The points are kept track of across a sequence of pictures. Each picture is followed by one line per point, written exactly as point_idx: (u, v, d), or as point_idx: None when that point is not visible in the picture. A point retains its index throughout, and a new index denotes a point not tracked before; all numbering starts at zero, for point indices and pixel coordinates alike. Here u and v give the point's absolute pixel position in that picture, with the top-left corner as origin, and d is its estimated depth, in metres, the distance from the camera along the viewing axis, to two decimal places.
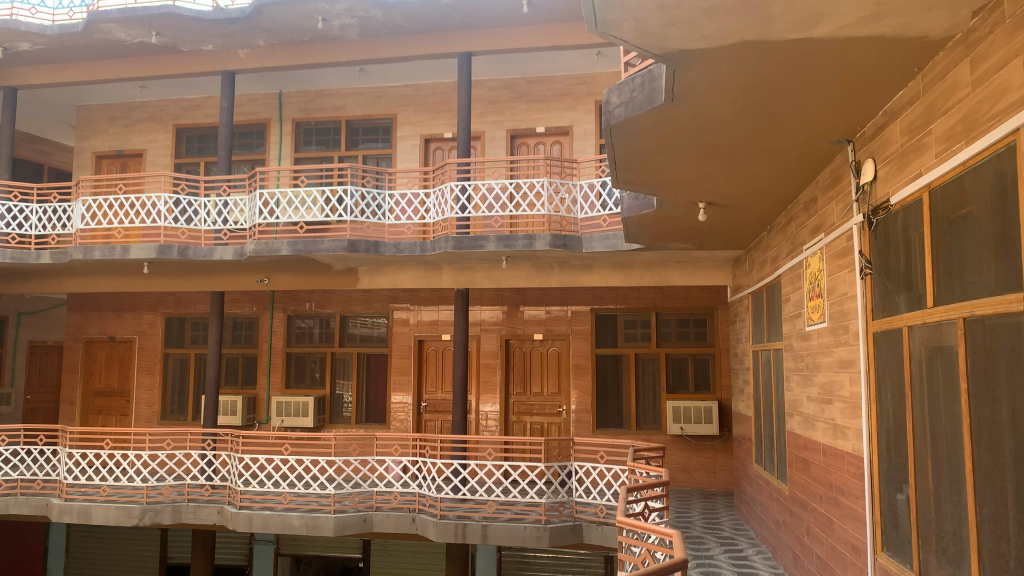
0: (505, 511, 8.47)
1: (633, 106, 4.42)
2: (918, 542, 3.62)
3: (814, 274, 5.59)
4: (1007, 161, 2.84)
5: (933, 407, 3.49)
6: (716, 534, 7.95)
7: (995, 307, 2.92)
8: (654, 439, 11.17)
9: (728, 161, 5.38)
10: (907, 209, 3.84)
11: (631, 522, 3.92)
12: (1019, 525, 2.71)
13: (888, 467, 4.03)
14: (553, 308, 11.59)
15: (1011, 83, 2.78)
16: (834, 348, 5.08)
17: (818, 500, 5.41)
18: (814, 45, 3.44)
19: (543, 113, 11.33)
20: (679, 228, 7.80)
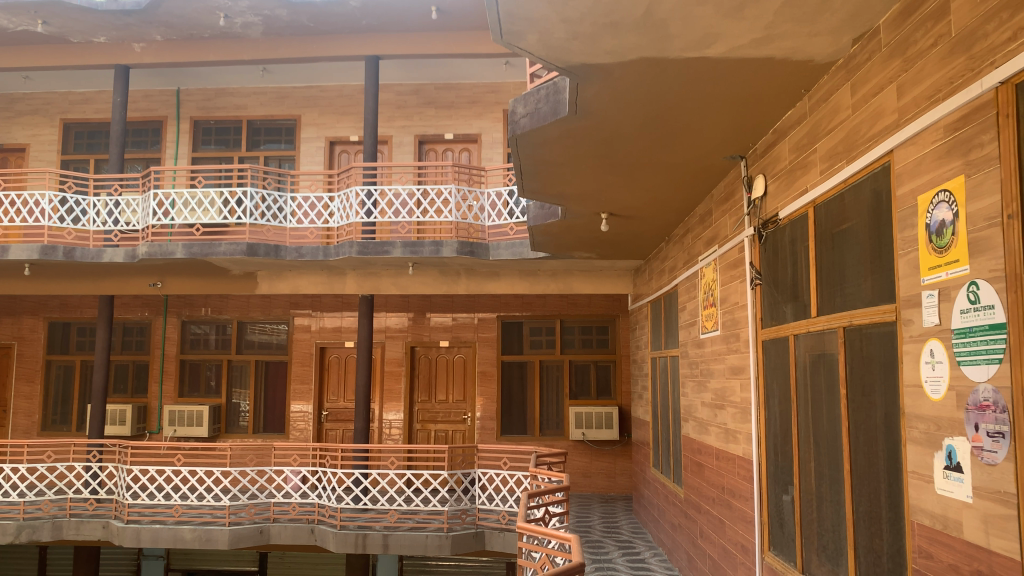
0: (407, 520, 8.38)
1: (538, 116, 4.48)
2: (802, 540, 3.79)
3: (709, 284, 5.79)
4: (883, 181, 3.03)
5: (816, 412, 3.66)
6: (614, 537, 8.11)
7: (871, 317, 3.10)
8: (557, 445, 11.32)
9: (629, 173, 5.51)
10: (794, 224, 4.03)
11: (531, 527, 3.93)
12: (892, 522, 2.88)
13: (776, 469, 4.21)
14: (460, 315, 11.57)
15: (886, 107, 2.97)
16: (726, 355, 5.28)
17: (710, 502, 5.59)
18: (710, 64, 3.58)
19: (452, 120, 11.33)
20: (583, 238, 7.94)
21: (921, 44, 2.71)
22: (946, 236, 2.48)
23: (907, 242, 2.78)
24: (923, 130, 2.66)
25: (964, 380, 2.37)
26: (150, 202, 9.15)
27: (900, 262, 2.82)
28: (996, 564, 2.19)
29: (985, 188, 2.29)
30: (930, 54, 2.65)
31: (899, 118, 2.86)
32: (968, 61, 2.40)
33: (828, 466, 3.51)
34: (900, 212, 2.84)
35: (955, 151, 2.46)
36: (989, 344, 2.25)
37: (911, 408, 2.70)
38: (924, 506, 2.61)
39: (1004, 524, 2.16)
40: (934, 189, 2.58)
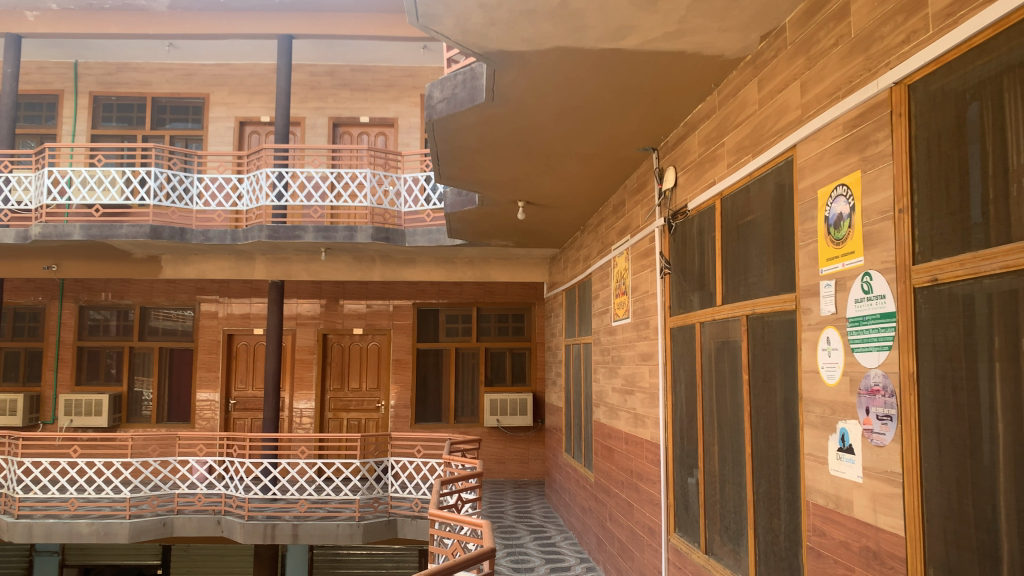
0: (317, 510, 8.24)
1: (455, 102, 4.45)
2: (705, 521, 3.92)
3: (621, 273, 5.89)
4: (786, 174, 3.14)
5: (720, 397, 3.78)
6: (526, 522, 8.21)
7: (772, 306, 3.21)
8: (471, 432, 11.36)
9: (545, 162, 5.54)
10: (702, 214, 4.14)
11: (443, 514, 3.91)
12: (789, 502, 3.01)
13: (682, 452, 4.33)
14: (375, 302, 11.42)
15: (790, 103, 3.08)
16: (636, 342, 5.39)
17: (619, 486, 5.73)
18: (624, 56, 3.63)
19: (368, 104, 11.15)
20: (499, 226, 7.96)
21: (823, 43, 2.81)
22: (843, 229, 2.59)
23: (807, 234, 2.89)
24: (823, 127, 2.77)
25: (858, 366, 2.48)
26: (44, 180, 8.66)
27: (800, 253, 2.93)
28: (883, 540, 2.31)
29: (879, 183, 2.40)
30: (831, 53, 2.76)
31: (801, 114, 2.97)
32: (866, 61, 2.51)
33: (731, 450, 3.63)
34: (801, 205, 2.95)
35: (852, 147, 2.57)
36: (881, 332, 2.37)
37: (809, 392, 2.82)
38: (819, 487, 2.73)
39: (891, 501, 2.28)
40: (833, 184, 2.69)
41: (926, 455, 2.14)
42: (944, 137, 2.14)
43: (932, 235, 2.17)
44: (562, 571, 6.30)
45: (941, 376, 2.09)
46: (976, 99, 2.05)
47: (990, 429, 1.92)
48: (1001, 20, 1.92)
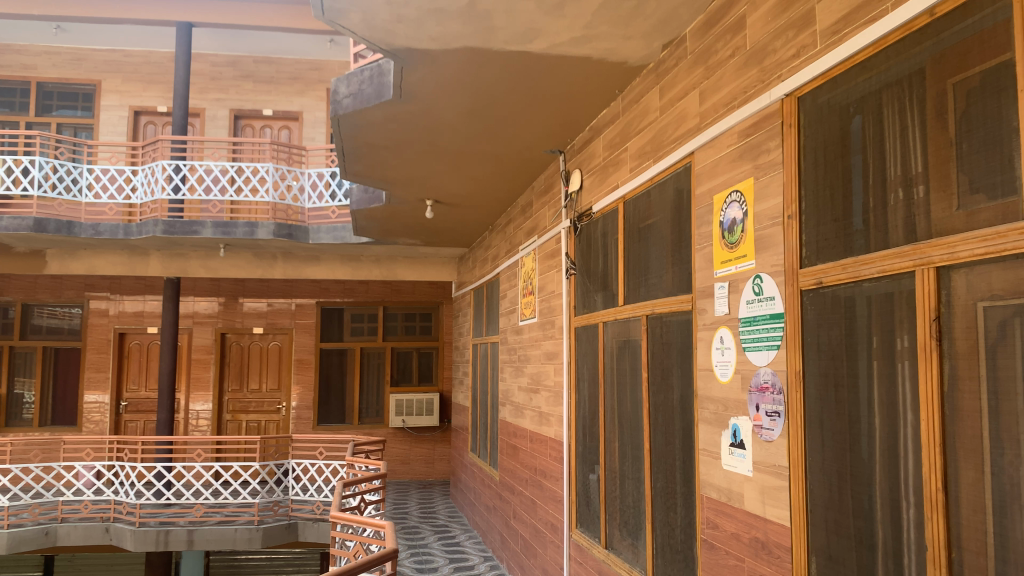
0: (214, 514, 7.96)
1: (362, 98, 4.39)
2: (605, 516, 4.01)
3: (528, 273, 5.95)
4: (684, 180, 3.24)
5: (621, 394, 3.88)
6: (430, 523, 8.19)
7: (670, 306, 3.32)
8: (376, 433, 11.24)
9: (452, 161, 5.53)
10: (606, 217, 4.22)
11: (345, 516, 3.84)
12: (685, 496, 3.11)
13: (584, 449, 4.42)
14: (276, 301, 11.13)
15: (689, 111, 3.19)
16: (541, 341, 5.46)
17: (523, 484, 5.79)
18: (530, 59, 3.67)
19: (271, 96, 10.87)
20: (407, 224, 7.90)
21: (721, 54, 2.92)
22: (736, 233, 2.70)
23: (703, 237, 3.00)
24: (720, 135, 2.88)
25: (748, 364, 2.60)
26: None
27: (696, 256, 3.04)
28: (771, 531, 2.42)
29: (770, 190, 2.52)
30: (728, 64, 2.87)
31: (700, 122, 3.07)
32: (760, 73, 2.62)
33: (631, 447, 3.72)
34: (698, 209, 3.06)
35: (746, 155, 2.69)
36: (770, 332, 2.48)
37: (703, 389, 2.92)
38: (712, 480, 2.83)
39: (778, 493, 2.39)
40: (728, 189, 2.80)
41: (810, 450, 2.26)
42: (829, 148, 2.26)
43: (818, 240, 2.29)
44: (465, 570, 6.31)
45: (825, 375, 2.21)
46: (858, 113, 2.16)
47: (867, 424, 2.04)
48: (881, 38, 2.03)
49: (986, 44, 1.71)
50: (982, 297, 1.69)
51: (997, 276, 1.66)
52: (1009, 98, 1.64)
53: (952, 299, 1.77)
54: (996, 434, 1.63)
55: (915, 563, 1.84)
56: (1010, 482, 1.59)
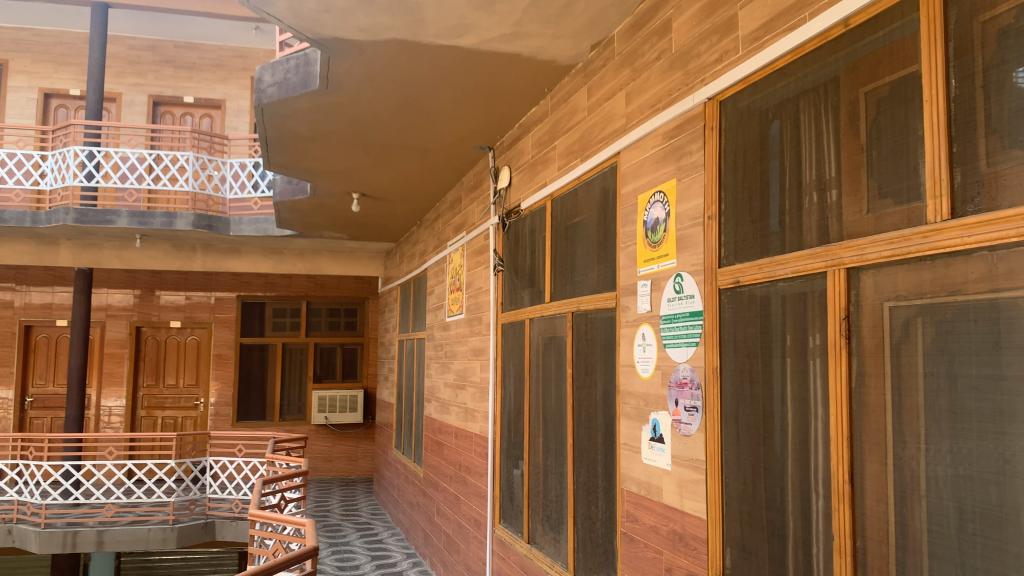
0: (126, 514, 7.68)
1: (287, 87, 4.29)
2: (529, 511, 4.04)
3: (456, 269, 5.94)
4: (610, 179, 3.29)
5: (546, 389, 3.91)
6: (353, 520, 8.09)
7: (595, 303, 3.36)
8: (297, 430, 11.05)
9: (379, 154, 5.47)
10: (534, 214, 4.25)
11: (264, 514, 3.75)
12: (606, 490, 3.16)
13: (509, 445, 4.44)
14: (195, 294, 10.79)
15: (616, 112, 3.24)
16: (468, 337, 5.46)
17: (447, 480, 5.78)
18: (460, 54, 3.66)
19: (193, 83, 10.53)
20: (332, 217, 7.78)
21: (647, 57, 2.97)
22: (659, 232, 2.77)
23: (628, 236, 3.05)
24: (645, 136, 2.93)
25: (669, 360, 2.66)
26: None
27: (620, 255, 3.09)
28: (688, 523, 2.49)
29: (692, 191, 2.59)
30: (654, 66, 2.92)
31: (626, 122, 3.12)
32: (684, 76, 2.68)
33: (554, 441, 3.76)
34: (623, 209, 3.10)
35: (669, 156, 2.75)
36: (689, 329, 2.55)
37: (625, 385, 2.97)
38: (632, 474, 2.89)
39: (695, 487, 2.46)
40: (651, 190, 2.86)
41: (726, 444, 2.33)
42: (749, 151, 2.33)
43: (736, 241, 2.36)
44: (388, 568, 6.25)
45: (740, 371, 2.28)
46: (776, 119, 2.23)
47: (780, 419, 2.11)
48: (799, 47, 2.11)
49: (895, 56, 1.79)
50: (888, 297, 1.76)
51: (901, 277, 1.73)
52: (916, 107, 1.72)
53: (861, 299, 1.85)
54: (898, 428, 1.71)
55: (823, 553, 1.92)
56: (910, 472, 1.67)
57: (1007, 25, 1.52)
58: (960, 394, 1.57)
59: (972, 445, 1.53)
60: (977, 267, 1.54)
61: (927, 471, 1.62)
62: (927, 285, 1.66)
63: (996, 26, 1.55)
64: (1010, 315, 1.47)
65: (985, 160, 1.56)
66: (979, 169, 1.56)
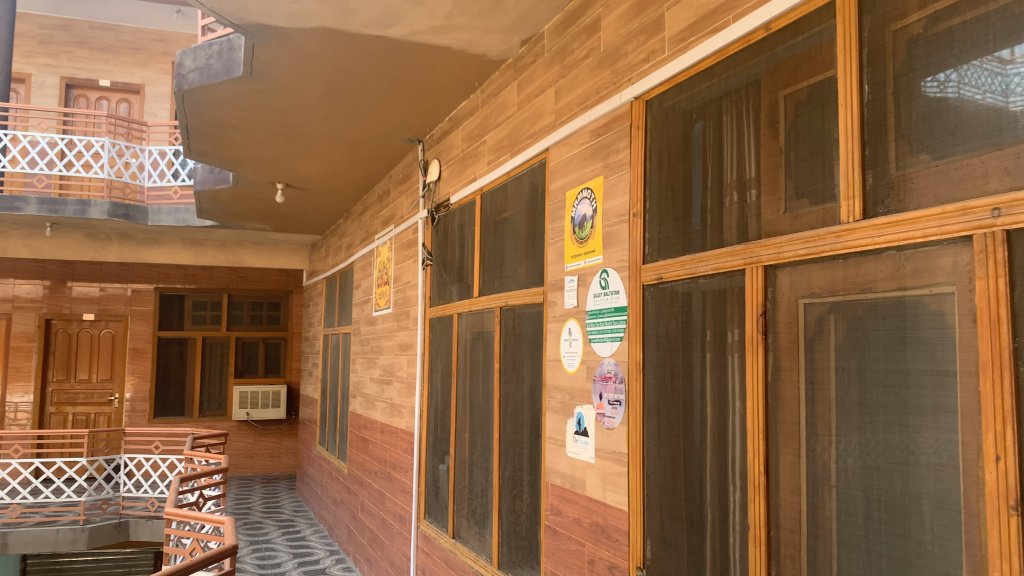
0: (32, 514, 7.35)
1: (209, 74, 4.16)
2: (454, 505, 4.03)
3: (383, 263, 5.88)
4: (539, 175, 3.30)
5: (473, 383, 3.91)
6: (274, 517, 7.93)
7: (523, 297, 3.37)
8: (218, 426, 10.78)
9: (306, 144, 5.36)
10: (463, 208, 4.24)
11: (181, 513, 3.62)
12: (531, 484, 3.18)
13: (435, 440, 4.42)
14: (110, 285, 10.35)
15: (545, 108, 3.26)
16: (395, 332, 5.41)
17: (371, 476, 5.73)
18: (390, 44, 3.62)
19: (109, 66, 10.13)
20: (255, 208, 7.60)
21: (576, 55, 3.00)
22: (586, 229, 2.80)
23: (555, 232, 3.07)
24: (573, 133, 2.96)
25: (594, 354, 2.69)
26: None
27: (549, 250, 3.10)
28: (610, 515, 2.52)
29: (618, 188, 2.63)
30: (583, 64, 2.95)
31: (555, 119, 3.14)
32: (612, 75, 2.72)
33: (480, 435, 3.76)
34: (551, 205, 3.13)
35: (596, 154, 2.78)
36: (614, 324, 2.58)
37: (552, 379, 3.00)
38: (557, 468, 2.91)
39: (618, 479, 2.50)
40: (579, 187, 2.89)
41: (648, 437, 2.37)
42: (674, 150, 2.37)
43: (660, 238, 2.40)
44: (310, 565, 6.16)
45: (662, 365, 2.33)
46: (700, 119, 2.27)
47: (700, 412, 2.16)
48: (722, 49, 2.16)
49: (813, 61, 1.85)
50: (803, 294, 1.82)
51: (816, 275, 1.79)
52: (831, 110, 1.78)
53: (777, 296, 1.91)
54: (811, 421, 1.77)
55: (738, 542, 1.97)
56: (822, 464, 1.73)
57: (917, 34, 1.59)
58: (868, 389, 1.63)
59: (879, 436, 1.59)
60: (885, 266, 1.60)
61: (838, 463, 1.68)
62: (839, 283, 1.72)
63: (906, 35, 1.62)
64: (916, 312, 1.53)
65: (894, 163, 1.62)
66: (889, 172, 1.63)
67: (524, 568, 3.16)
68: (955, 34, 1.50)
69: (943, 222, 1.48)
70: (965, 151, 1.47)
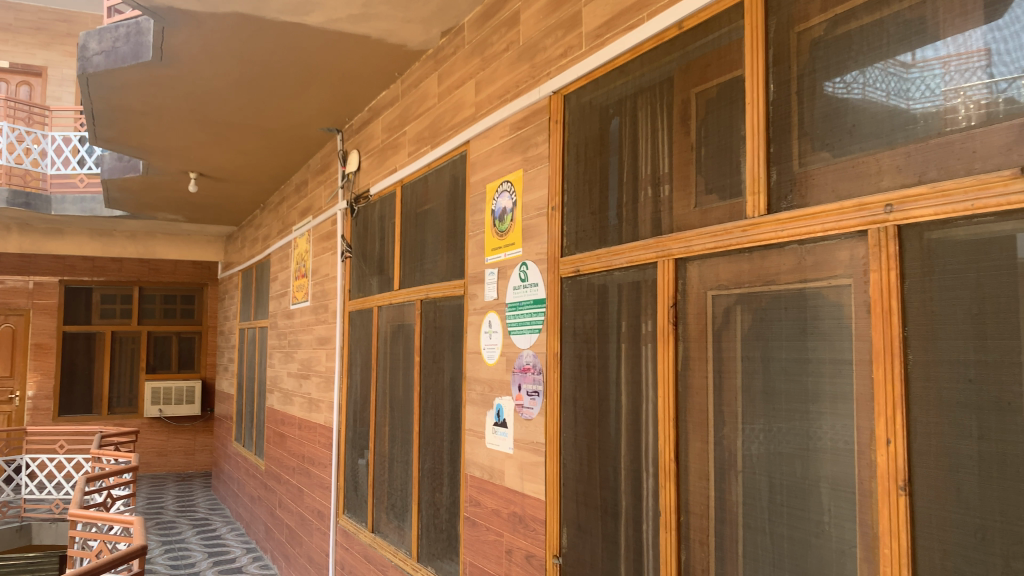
0: None
1: (116, 57, 3.98)
2: (373, 500, 4.00)
3: (301, 254, 5.76)
4: (459, 167, 3.30)
5: (394, 376, 3.88)
6: (188, 517, 7.71)
7: (444, 290, 3.36)
8: (128, 424, 10.41)
9: (220, 132, 5.22)
10: (383, 200, 4.19)
11: (87, 514, 3.47)
12: (451, 476, 3.19)
13: (354, 434, 4.37)
14: (10, 278, 9.75)
15: (465, 100, 3.26)
16: (313, 325, 5.33)
17: (290, 472, 5.63)
18: (306, 32, 3.55)
19: (8, 46, 9.60)
20: (166, 198, 7.35)
21: (495, 47, 3.01)
22: (506, 221, 2.81)
23: (476, 225, 3.08)
24: (493, 126, 2.96)
25: (513, 346, 2.71)
26: None
27: (469, 243, 3.11)
28: (528, 505, 2.55)
29: (537, 182, 2.65)
30: (502, 57, 2.96)
31: (475, 111, 3.15)
32: (531, 69, 2.74)
33: (400, 429, 3.74)
34: (472, 197, 3.13)
35: (516, 147, 2.80)
36: (533, 316, 2.61)
37: (471, 371, 3.01)
38: (476, 459, 2.93)
39: (536, 470, 2.53)
40: (499, 180, 2.90)
41: (564, 426, 2.41)
42: (591, 144, 2.40)
43: (577, 232, 2.44)
44: (225, 564, 6.01)
45: (579, 356, 2.37)
46: (616, 115, 2.31)
47: (615, 401, 2.20)
48: (637, 46, 2.20)
49: (722, 59, 1.91)
50: (711, 286, 1.88)
51: (723, 268, 1.85)
52: (739, 108, 1.84)
53: (687, 288, 1.96)
54: (719, 409, 1.83)
55: (651, 528, 2.02)
56: (728, 450, 1.79)
57: (818, 37, 1.66)
58: (772, 377, 1.69)
59: (782, 422, 1.66)
60: (788, 259, 1.67)
61: (744, 450, 1.75)
62: (745, 276, 1.78)
63: (809, 37, 1.68)
64: (816, 303, 1.60)
65: (798, 161, 1.68)
66: (793, 169, 1.69)
67: (443, 560, 3.17)
68: (852, 38, 1.57)
69: (840, 217, 1.55)
70: (861, 149, 1.54)
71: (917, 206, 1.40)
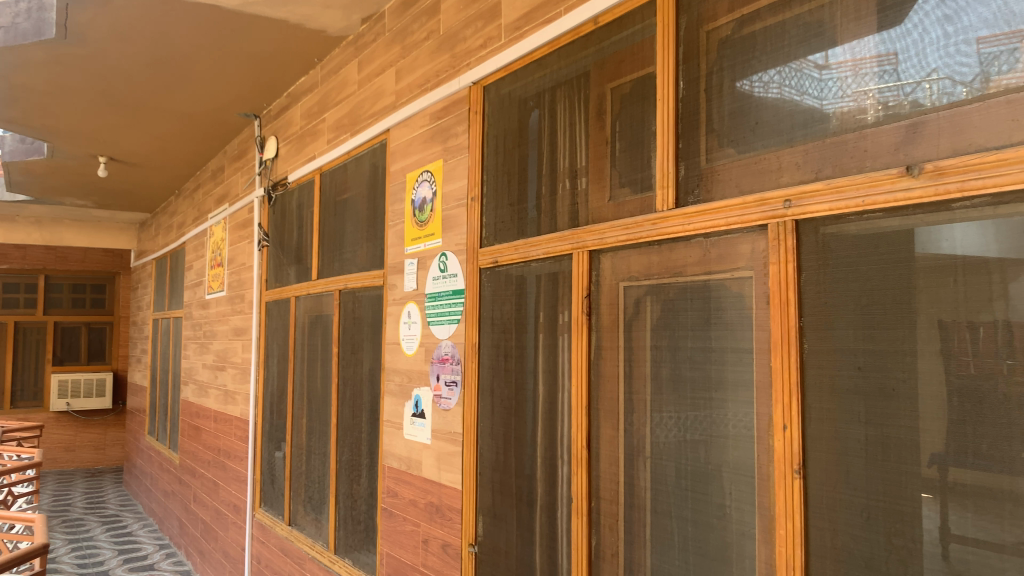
0: None
1: (15, 34, 3.77)
2: (290, 492, 3.95)
3: (217, 242, 5.61)
4: (379, 156, 3.27)
5: (311, 366, 3.82)
6: (97, 513, 7.44)
7: (362, 280, 3.33)
8: (32, 418, 9.87)
9: (130, 115, 5.03)
10: (301, 188, 4.12)
11: None
12: (369, 467, 3.17)
13: (270, 426, 4.30)
14: None
15: (386, 88, 3.23)
16: (229, 316, 5.20)
17: (205, 466, 5.50)
18: (221, 14, 3.45)
19: None
20: (73, 182, 7.04)
21: (416, 36, 2.99)
22: (425, 211, 2.80)
23: (395, 214, 3.06)
24: (413, 115, 2.95)
25: (432, 337, 2.71)
26: None
27: (388, 232, 3.09)
28: (444, 495, 2.57)
29: (457, 172, 2.65)
30: (422, 46, 2.94)
31: (395, 99, 3.12)
32: (451, 59, 2.73)
33: (318, 420, 3.69)
34: (391, 186, 3.11)
35: (436, 137, 2.79)
36: (451, 306, 2.62)
37: (390, 362, 2.99)
38: (394, 450, 2.92)
39: (452, 459, 2.54)
40: (419, 169, 2.89)
41: (482, 415, 2.43)
42: (509, 136, 2.42)
43: (496, 223, 2.45)
44: (136, 562, 5.83)
45: (497, 347, 2.39)
46: (535, 107, 2.33)
47: (531, 390, 2.23)
48: (554, 40, 2.22)
49: (635, 55, 1.95)
50: (623, 277, 1.92)
51: (634, 259, 1.89)
52: (651, 104, 1.89)
53: (600, 279, 2.00)
54: (629, 396, 1.88)
55: (564, 514, 2.05)
56: (638, 437, 1.84)
57: (726, 36, 1.71)
58: (679, 365, 1.74)
59: (688, 409, 1.71)
60: (694, 252, 1.72)
61: (652, 437, 1.80)
62: (654, 268, 1.83)
63: (716, 37, 1.73)
64: (719, 295, 1.66)
65: (705, 156, 1.74)
66: (699, 164, 1.75)
67: (360, 551, 3.15)
68: (757, 38, 1.63)
69: (743, 212, 1.60)
70: (763, 147, 1.59)
71: (813, 202, 1.47)
